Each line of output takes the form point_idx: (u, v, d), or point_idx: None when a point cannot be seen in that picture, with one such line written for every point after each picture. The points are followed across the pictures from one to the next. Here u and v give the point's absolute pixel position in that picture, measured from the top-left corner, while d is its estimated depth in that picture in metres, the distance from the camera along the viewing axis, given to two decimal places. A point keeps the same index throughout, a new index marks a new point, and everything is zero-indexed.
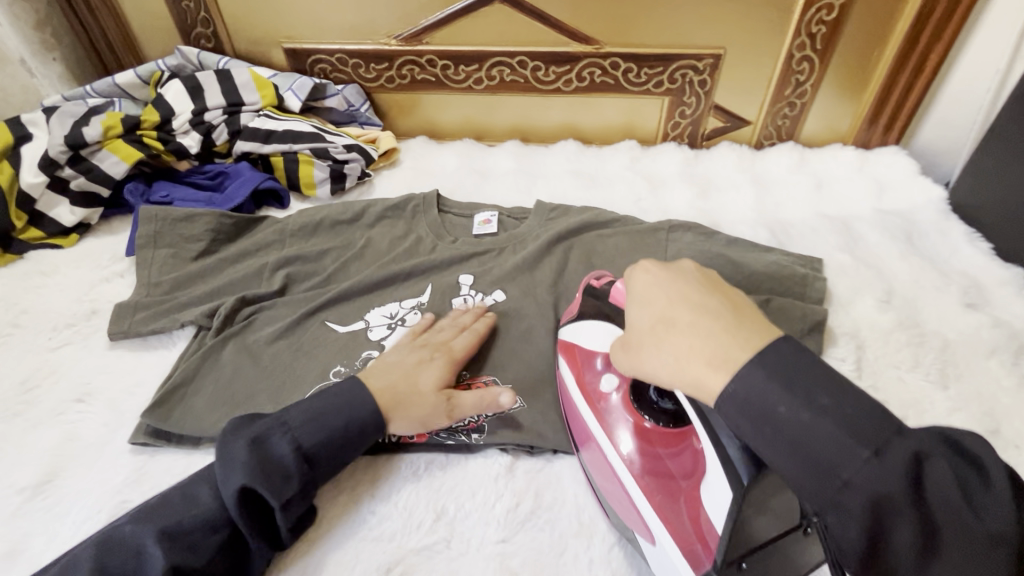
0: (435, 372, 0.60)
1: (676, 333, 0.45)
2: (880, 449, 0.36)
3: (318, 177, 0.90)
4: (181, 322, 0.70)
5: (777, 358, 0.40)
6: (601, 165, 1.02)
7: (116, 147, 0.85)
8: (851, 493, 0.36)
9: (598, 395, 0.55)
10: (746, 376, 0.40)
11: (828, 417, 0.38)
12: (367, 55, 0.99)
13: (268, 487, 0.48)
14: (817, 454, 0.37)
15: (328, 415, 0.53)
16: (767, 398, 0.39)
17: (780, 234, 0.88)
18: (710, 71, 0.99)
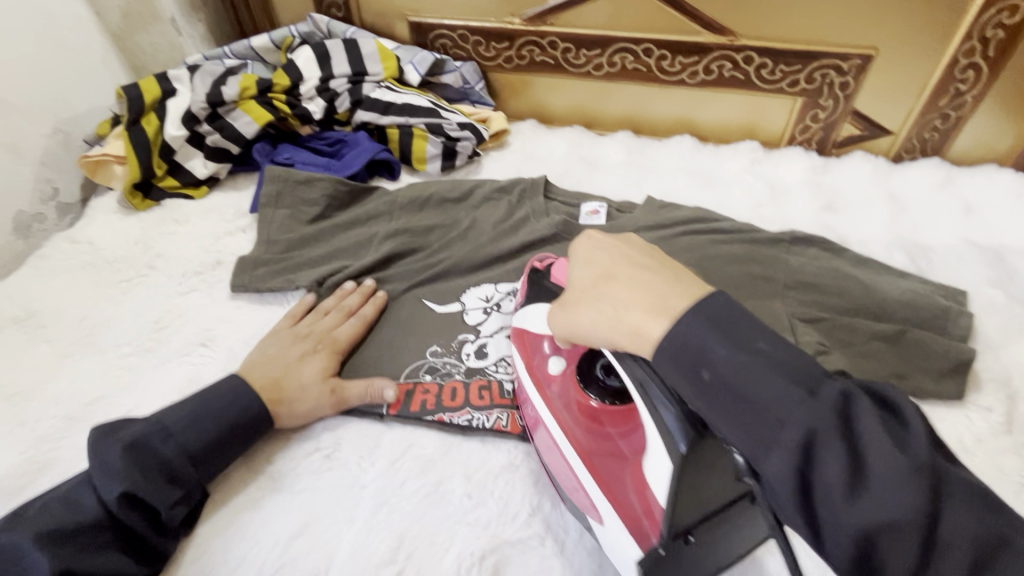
0: (318, 363, 0.62)
1: (615, 288, 0.42)
2: (813, 389, 0.32)
3: (430, 152, 0.91)
4: (296, 284, 0.73)
5: (712, 307, 0.36)
6: (718, 164, 0.96)
7: (249, 107, 0.89)
8: (786, 430, 0.32)
9: (545, 377, 0.56)
10: (685, 324, 0.36)
11: (761, 360, 0.34)
12: (490, 33, 0.98)
13: (155, 491, 0.49)
14: (751, 396, 0.33)
15: (212, 414, 0.55)
16: (703, 342, 0.35)
17: (919, 258, 0.80)
18: (855, 73, 0.90)
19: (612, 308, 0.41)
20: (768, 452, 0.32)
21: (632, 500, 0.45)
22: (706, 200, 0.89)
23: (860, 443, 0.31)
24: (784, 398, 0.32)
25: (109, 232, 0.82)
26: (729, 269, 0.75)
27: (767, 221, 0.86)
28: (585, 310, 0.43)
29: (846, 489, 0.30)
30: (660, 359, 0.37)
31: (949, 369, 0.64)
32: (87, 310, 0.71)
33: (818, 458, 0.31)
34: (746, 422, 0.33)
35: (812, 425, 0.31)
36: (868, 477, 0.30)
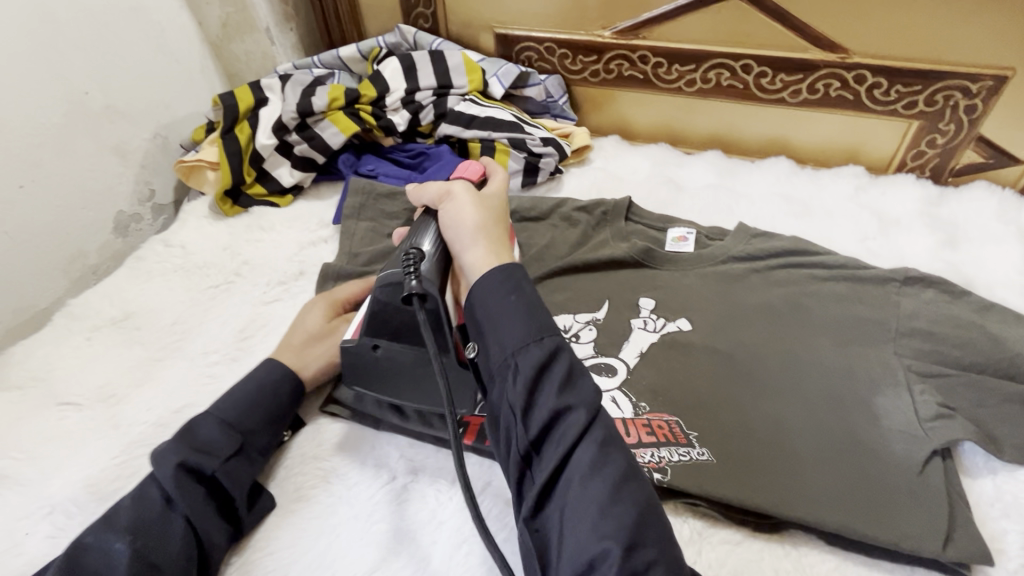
0: (321, 315, 0.65)
1: (484, 201, 0.57)
2: (540, 336, 0.45)
3: (512, 168, 0.88)
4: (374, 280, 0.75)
5: (518, 272, 0.49)
6: (817, 191, 0.89)
7: (336, 117, 0.89)
8: (520, 363, 0.44)
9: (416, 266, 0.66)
10: (498, 270, 0.49)
11: (522, 305, 0.46)
12: (578, 46, 0.95)
13: (204, 458, 0.51)
14: (502, 326, 0.46)
15: (248, 391, 0.57)
16: (498, 291, 0.47)
17: None
18: (985, 95, 0.82)
19: (466, 215, 0.55)
20: (505, 339, 0.45)
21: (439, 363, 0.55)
22: (804, 230, 0.82)
23: (575, 382, 0.45)
24: (499, 344, 0.45)
25: (200, 236, 0.85)
26: (831, 308, 0.68)
27: (875, 255, 0.78)
28: (461, 186, 0.57)
29: (559, 387, 0.43)
30: (476, 286, 0.48)
31: None
32: (178, 313, 0.74)
33: (525, 341, 0.45)
34: (495, 323, 0.46)
35: (539, 347, 0.45)
36: (577, 385, 0.44)
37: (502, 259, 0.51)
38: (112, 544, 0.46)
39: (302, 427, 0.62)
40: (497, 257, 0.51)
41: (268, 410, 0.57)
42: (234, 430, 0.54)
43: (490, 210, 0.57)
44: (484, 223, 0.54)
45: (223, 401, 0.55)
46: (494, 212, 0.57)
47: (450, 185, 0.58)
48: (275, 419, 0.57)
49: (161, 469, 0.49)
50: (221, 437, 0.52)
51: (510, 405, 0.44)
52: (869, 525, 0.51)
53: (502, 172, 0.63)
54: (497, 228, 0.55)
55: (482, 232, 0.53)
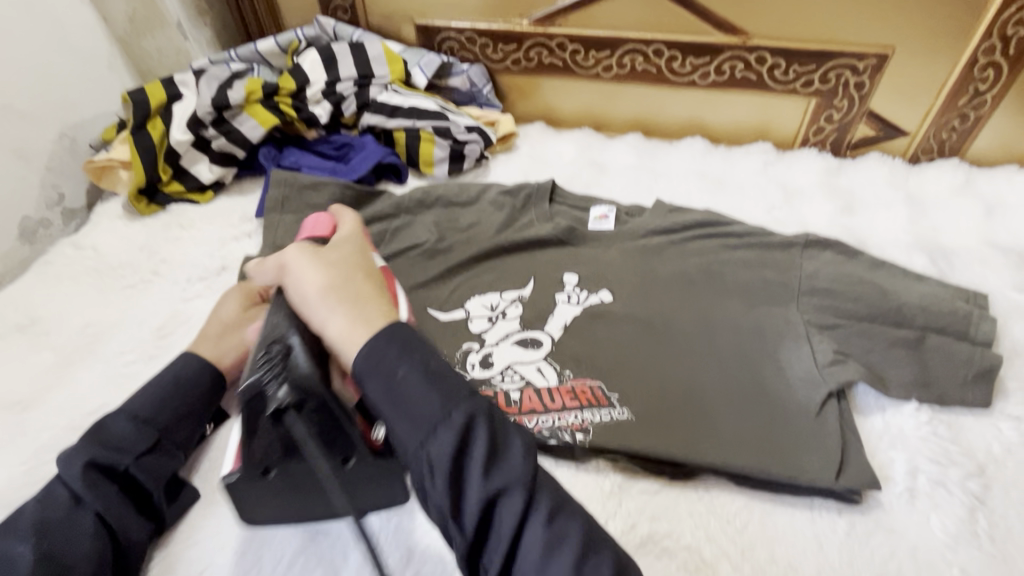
0: (235, 300, 0.64)
1: (334, 254, 0.50)
2: (451, 409, 0.40)
3: (437, 156, 0.90)
4: None
5: (404, 331, 0.43)
6: (730, 167, 0.94)
7: (254, 111, 0.88)
8: (431, 442, 0.39)
9: None
10: (375, 345, 0.42)
11: (422, 376, 0.41)
12: (498, 35, 0.97)
13: (114, 454, 0.50)
14: (411, 409, 0.40)
15: (162, 382, 0.55)
16: (387, 358, 0.42)
17: (940, 262, 0.77)
18: (871, 72, 0.89)
19: (311, 276, 0.47)
20: (414, 424, 0.40)
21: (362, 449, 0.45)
22: (718, 204, 0.87)
23: (494, 441, 0.41)
24: (414, 402, 0.40)
25: (114, 237, 0.81)
26: (740, 272, 0.73)
27: (781, 224, 0.84)
28: (291, 253, 0.49)
29: (484, 471, 0.39)
30: (360, 359, 0.42)
31: (973, 377, 0.61)
32: (91, 316, 0.71)
33: (429, 402, 0.40)
34: (402, 409, 0.40)
35: (448, 405, 0.40)
36: (503, 459, 0.40)
37: (369, 319, 0.44)
38: (13, 548, 0.44)
39: (227, 418, 0.61)
40: (360, 313, 0.44)
41: (187, 406, 0.55)
42: (147, 426, 0.52)
43: (341, 264, 0.49)
44: (338, 275, 0.47)
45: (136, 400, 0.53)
46: (344, 261, 0.49)
47: (282, 255, 0.50)
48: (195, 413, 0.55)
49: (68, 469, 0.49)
50: (134, 434, 0.51)
51: (428, 493, 0.40)
52: (772, 463, 0.55)
53: (349, 214, 0.59)
54: (356, 278, 0.48)
55: (333, 289, 0.46)
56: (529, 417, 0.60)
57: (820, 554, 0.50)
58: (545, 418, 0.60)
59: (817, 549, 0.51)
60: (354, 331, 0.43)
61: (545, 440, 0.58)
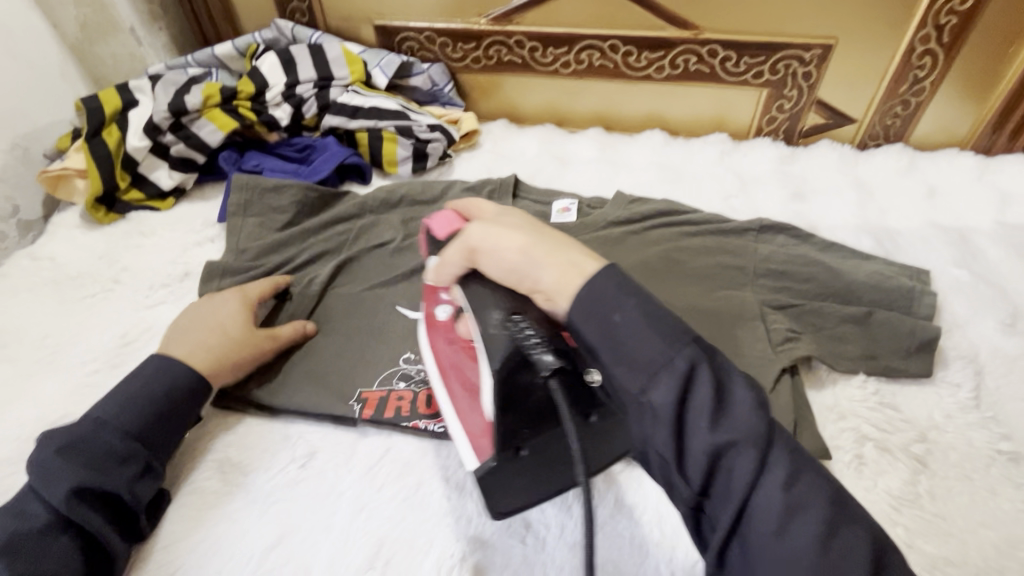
0: (241, 315, 0.64)
1: (508, 219, 0.51)
2: (673, 358, 0.38)
3: (400, 155, 0.90)
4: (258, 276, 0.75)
5: (623, 277, 0.42)
6: (688, 158, 0.97)
7: (214, 116, 0.87)
8: (651, 388, 0.38)
9: (440, 324, 0.60)
10: (598, 282, 0.42)
11: (644, 319, 0.39)
12: (457, 34, 0.98)
13: (105, 477, 0.49)
14: (636, 354, 0.39)
15: (150, 396, 0.55)
16: (607, 305, 0.41)
17: (886, 242, 0.81)
18: (817, 62, 0.92)
19: (507, 239, 0.48)
20: (651, 374, 0.38)
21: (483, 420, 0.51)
22: (676, 194, 0.90)
23: (726, 393, 0.38)
24: (632, 344, 0.39)
25: (73, 247, 0.80)
26: (699, 258, 0.75)
27: (737, 211, 0.87)
28: (475, 227, 0.50)
29: (711, 420, 0.37)
30: (575, 311, 0.42)
31: (916, 348, 0.64)
32: (50, 327, 0.70)
33: (677, 353, 0.38)
34: (635, 363, 0.39)
35: (679, 351, 0.38)
36: (730, 410, 0.38)
37: (578, 263, 0.44)
38: None
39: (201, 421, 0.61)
40: (564, 258, 0.45)
41: (165, 412, 0.55)
42: (133, 439, 0.52)
43: (522, 225, 0.50)
44: (528, 228, 0.49)
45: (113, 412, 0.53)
46: (524, 223, 0.50)
47: (465, 235, 0.51)
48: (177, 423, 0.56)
49: (46, 482, 0.48)
50: (125, 451, 0.51)
51: (658, 450, 0.39)
52: None
53: (484, 202, 0.58)
54: (544, 231, 0.49)
55: (531, 247, 0.46)
56: None
57: None
58: None
59: None
60: (568, 280, 0.43)
61: None
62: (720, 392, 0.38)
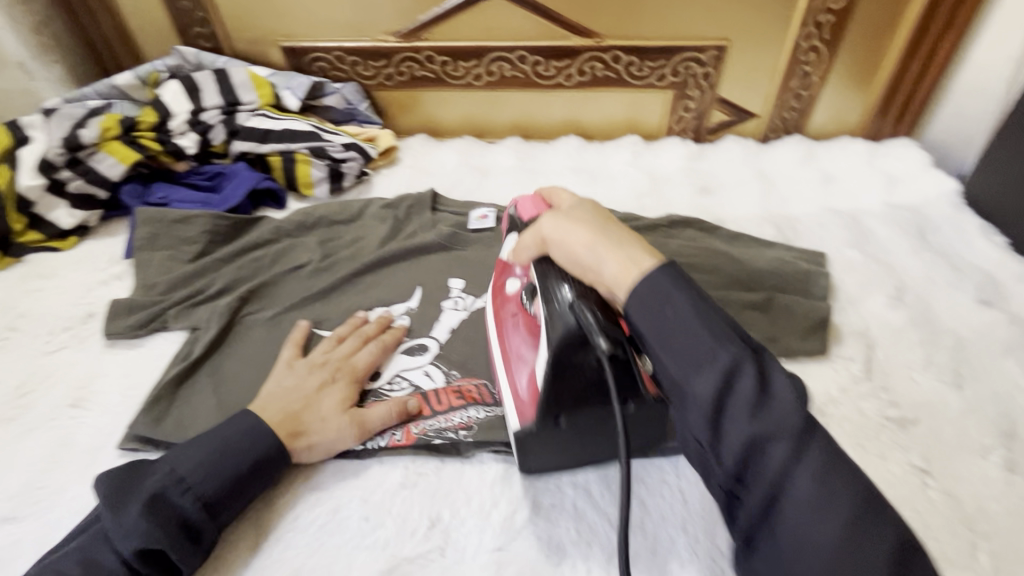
0: (340, 395, 0.60)
1: (581, 210, 0.50)
2: (717, 352, 0.38)
3: (316, 176, 0.89)
4: (166, 310, 0.72)
5: (675, 269, 0.42)
6: (603, 161, 1.00)
7: (113, 149, 0.85)
8: (698, 378, 0.38)
9: (506, 295, 0.60)
10: (655, 278, 0.42)
11: (691, 310, 0.40)
12: (365, 52, 0.98)
13: (176, 547, 0.48)
14: (678, 345, 0.40)
15: (228, 458, 0.52)
16: (662, 295, 0.41)
17: (786, 229, 0.85)
18: (714, 63, 0.97)
19: (574, 236, 0.48)
20: (689, 366, 0.39)
21: (527, 381, 0.53)
22: (591, 197, 0.92)
23: (769, 385, 0.37)
24: (687, 333, 0.39)
25: None
26: None
27: (649, 209, 0.90)
28: (546, 220, 0.51)
29: (751, 411, 0.36)
30: (632, 303, 0.42)
31: (812, 328, 0.68)
32: None
33: (714, 347, 0.39)
34: (681, 358, 0.40)
35: (726, 347, 0.38)
36: (773, 403, 0.37)
37: (639, 259, 0.44)
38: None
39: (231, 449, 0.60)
40: (625, 259, 0.44)
41: (238, 474, 0.52)
42: (206, 507, 0.50)
43: (591, 219, 0.49)
44: (595, 225, 0.48)
45: (185, 459, 0.51)
46: (595, 215, 0.50)
47: (539, 227, 0.51)
48: (246, 481, 0.52)
49: (112, 515, 0.48)
50: (195, 514, 0.49)
51: (696, 437, 0.39)
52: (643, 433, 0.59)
53: (564, 191, 0.57)
54: (610, 226, 0.48)
55: (597, 240, 0.46)
56: (416, 423, 0.60)
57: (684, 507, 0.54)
58: (431, 422, 0.60)
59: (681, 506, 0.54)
60: (629, 274, 0.43)
61: (430, 441, 0.59)
62: (762, 396, 0.37)
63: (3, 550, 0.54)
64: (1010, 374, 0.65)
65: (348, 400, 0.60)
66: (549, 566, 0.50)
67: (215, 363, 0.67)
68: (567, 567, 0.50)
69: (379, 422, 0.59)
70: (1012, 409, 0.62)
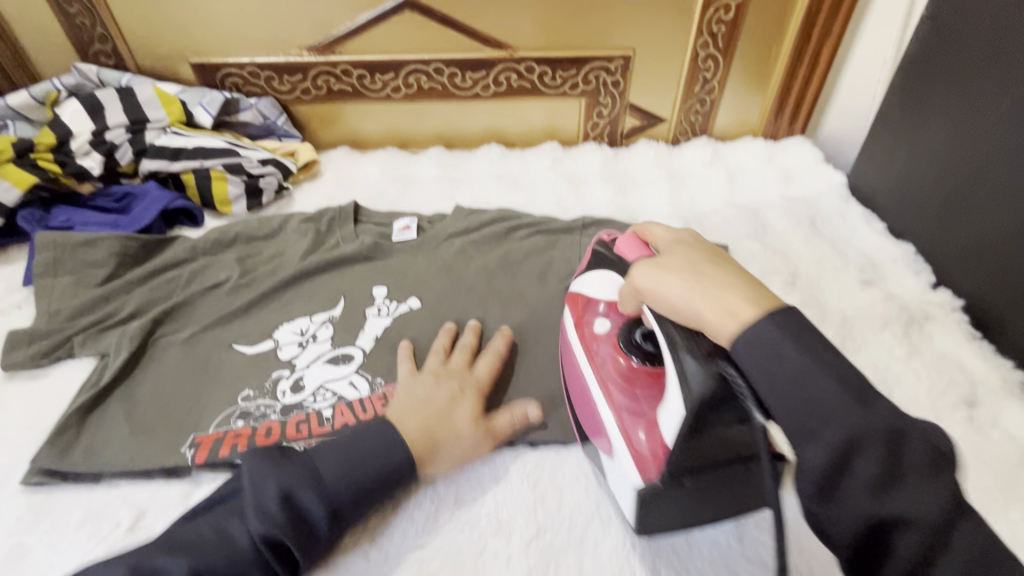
0: (471, 405, 0.59)
1: (671, 256, 0.48)
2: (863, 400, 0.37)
3: (232, 193, 0.88)
4: (72, 337, 0.69)
5: (787, 319, 0.40)
6: (525, 167, 1.03)
7: (7, 171, 0.81)
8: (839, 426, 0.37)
9: (591, 335, 0.58)
10: (758, 327, 0.40)
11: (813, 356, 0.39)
12: (280, 67, 0.97)
13: (302, 542, 0.47)
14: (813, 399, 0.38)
15: (366, 462, 0.51)
16: (779, 347, 0.39)
17: (694, 225, 0.91)
18: (622, 71, 1.02)
19: (675, 283, 0.45)
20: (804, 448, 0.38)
21: (646, 443, 0.48)
22: (513, 201, 0.96)
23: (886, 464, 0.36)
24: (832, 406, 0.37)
25: None
26: (533, 259, 0.80)
27: (569, 211, 0.94)
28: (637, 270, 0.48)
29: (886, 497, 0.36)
30: (738, 353, 0.40)
31: None
32: None
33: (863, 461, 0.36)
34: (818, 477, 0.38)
35: (879, 454, 0.36)
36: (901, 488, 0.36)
37: (735, 309, 0.42)
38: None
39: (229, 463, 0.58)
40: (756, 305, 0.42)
41: (369, 483, 0.51)
42: (334, 511, 0.49)
43: (687, 263, 0.46)
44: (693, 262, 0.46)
45: (326, 460, 0.51)
46: (690, 259, 0.47)
47: (632, 279, 0.48)
48: (379, 489, 0.51)
49: (254, 501, 0.48)
50: (320, 513, 0.48)
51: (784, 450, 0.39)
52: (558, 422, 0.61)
53: (659, 224, 0.54)
54: (710, 270, 0.45)
55: (695, 291, 0.44)
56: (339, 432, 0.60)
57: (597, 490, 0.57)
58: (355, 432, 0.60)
59: (595, 488, 0.57)
60: (722, 322, 0.41)
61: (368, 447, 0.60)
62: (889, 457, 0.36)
63: None
64: (887, 345, 0.73)
65: (478, 410, 0.59)
66: (470, 556, 0.52)
67: (128, 389, 0.65)
68: (487, 557, 0.52)
69: (500, 433, 0.58)
70: (887, 377, 0.69)
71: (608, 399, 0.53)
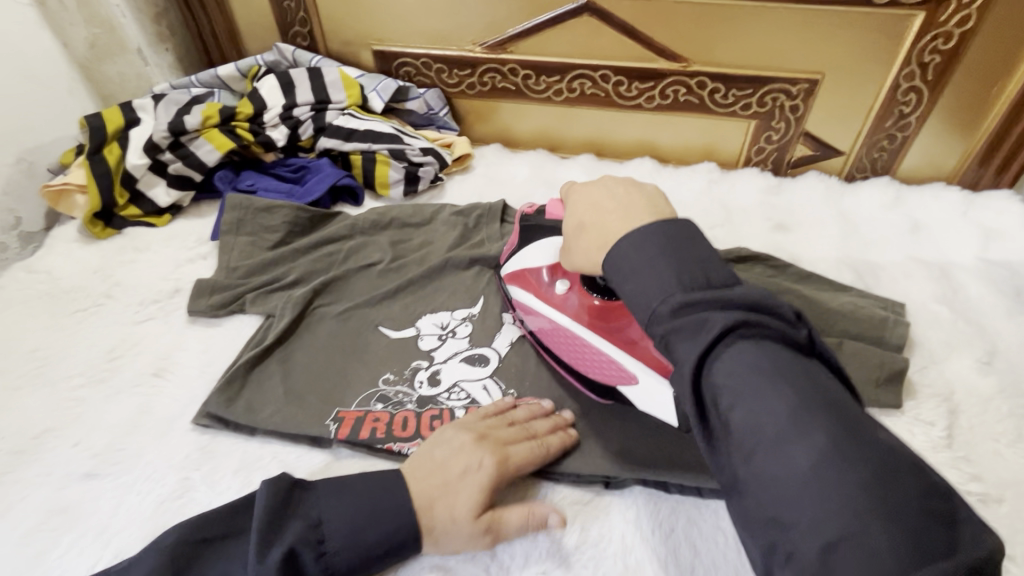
0: (480, 493, 0.52)
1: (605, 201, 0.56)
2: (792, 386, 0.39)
3: (392, 178, 0.92)
4: (244, 296, 0.76)
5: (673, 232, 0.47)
6: (677, 187, 0.98)
7: (212, 135, 0.91)
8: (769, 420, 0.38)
9: (556, 296, 0.66)
10: (640, 246, 0.47)
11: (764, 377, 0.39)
12: (451, 60, 1.00)
13: None
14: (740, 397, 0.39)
15: (373, 522, 0.50)
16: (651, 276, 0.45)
17: (866, 276, 0.82)
18: (804, 96, 0.94)
19: (591, 202, 0.57)
20: (760, 445, 0.38)
21: (662, 360, 0.58)
22: None
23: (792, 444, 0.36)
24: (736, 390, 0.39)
25: (71, 261, 0.84)
26: None
27: (721, 240, 0.88)
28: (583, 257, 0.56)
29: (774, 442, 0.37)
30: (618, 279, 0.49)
31: (886, 380, 0.65)
32: (43, 343, 0.74)
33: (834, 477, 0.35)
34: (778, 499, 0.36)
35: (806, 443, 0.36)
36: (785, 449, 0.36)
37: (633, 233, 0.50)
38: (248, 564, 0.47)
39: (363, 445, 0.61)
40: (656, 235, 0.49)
41: (369, 548, 0.49)
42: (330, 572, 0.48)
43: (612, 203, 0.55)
44: (617, 202, 0.55)
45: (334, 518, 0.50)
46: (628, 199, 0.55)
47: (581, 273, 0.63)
48: (379, 557, 0.50)
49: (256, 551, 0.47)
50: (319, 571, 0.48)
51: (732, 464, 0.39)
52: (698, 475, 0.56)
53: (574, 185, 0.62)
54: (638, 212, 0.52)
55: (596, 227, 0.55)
56: None
57: (737, 557, 0.52)
58: None
59: (735, 554, 0.52)
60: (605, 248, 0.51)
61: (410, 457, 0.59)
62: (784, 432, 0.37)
63: (86, 502, 0.59)
64: None
65: (484, 504, 0.52)
66: None
67: (286, 351, 0.70)
68: None
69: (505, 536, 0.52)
70: None
71: (578, 321, 0.64)
